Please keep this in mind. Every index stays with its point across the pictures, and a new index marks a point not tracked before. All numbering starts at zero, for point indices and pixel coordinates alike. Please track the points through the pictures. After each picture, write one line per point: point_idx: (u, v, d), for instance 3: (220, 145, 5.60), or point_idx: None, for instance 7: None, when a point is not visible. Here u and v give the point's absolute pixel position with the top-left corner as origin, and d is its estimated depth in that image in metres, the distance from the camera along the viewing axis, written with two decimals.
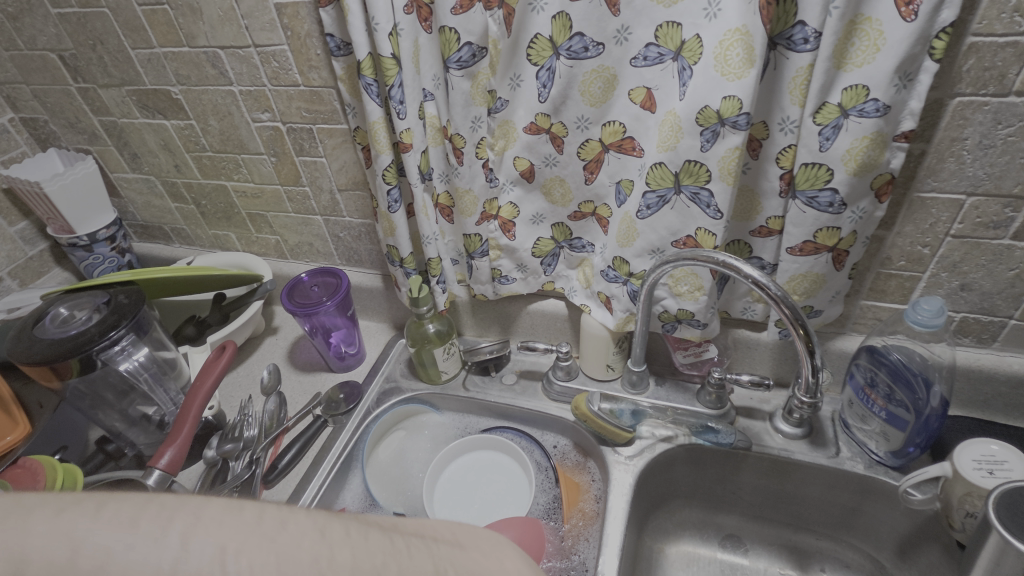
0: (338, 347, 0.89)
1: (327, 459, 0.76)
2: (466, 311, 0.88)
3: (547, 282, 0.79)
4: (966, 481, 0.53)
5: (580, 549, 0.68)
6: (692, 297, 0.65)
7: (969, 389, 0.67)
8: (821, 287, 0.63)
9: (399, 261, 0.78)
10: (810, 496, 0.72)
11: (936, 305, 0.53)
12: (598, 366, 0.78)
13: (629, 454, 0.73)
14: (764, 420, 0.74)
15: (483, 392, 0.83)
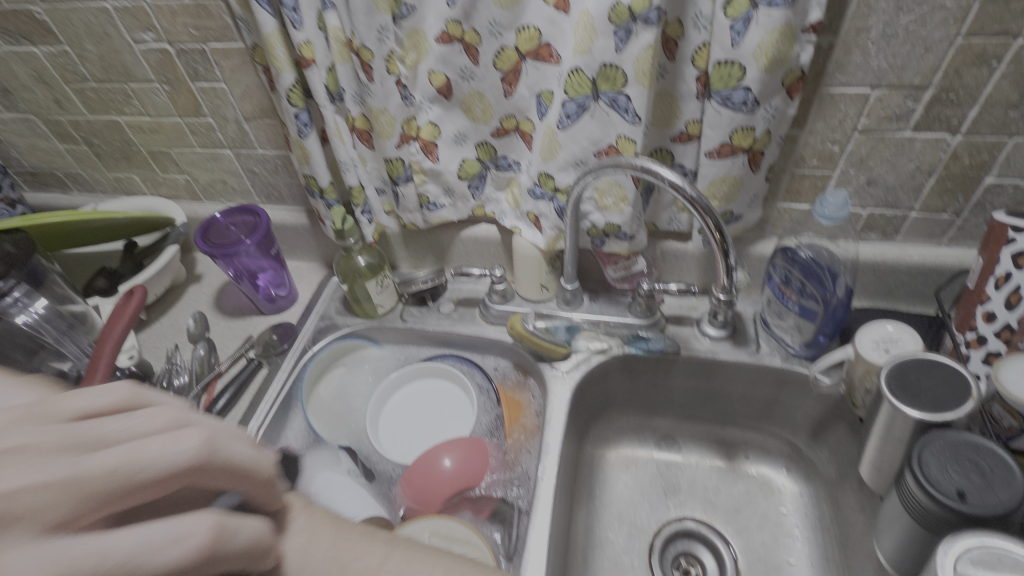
0: (267, 289, 0.85)
1: (264, 401, 0.75)
2: (398, 243, 0.85)
3: (477, 206, 0.78)
4: (866, 361, 0.57)
5: (522, 461, 0.71)
6: (618, 209, 0.66)
7: (875, 282, 0.71)
8: (739, 190, 0.64)
9: (319, 192, 0.74)
10: (735, 392, 0.77)
11: (841, 198, 0.55)
12: (532, 287, 0.78)
13: (566, 368, 0.75)
14: (691, 326, 0.77)
15: (421, 322, 0.83)
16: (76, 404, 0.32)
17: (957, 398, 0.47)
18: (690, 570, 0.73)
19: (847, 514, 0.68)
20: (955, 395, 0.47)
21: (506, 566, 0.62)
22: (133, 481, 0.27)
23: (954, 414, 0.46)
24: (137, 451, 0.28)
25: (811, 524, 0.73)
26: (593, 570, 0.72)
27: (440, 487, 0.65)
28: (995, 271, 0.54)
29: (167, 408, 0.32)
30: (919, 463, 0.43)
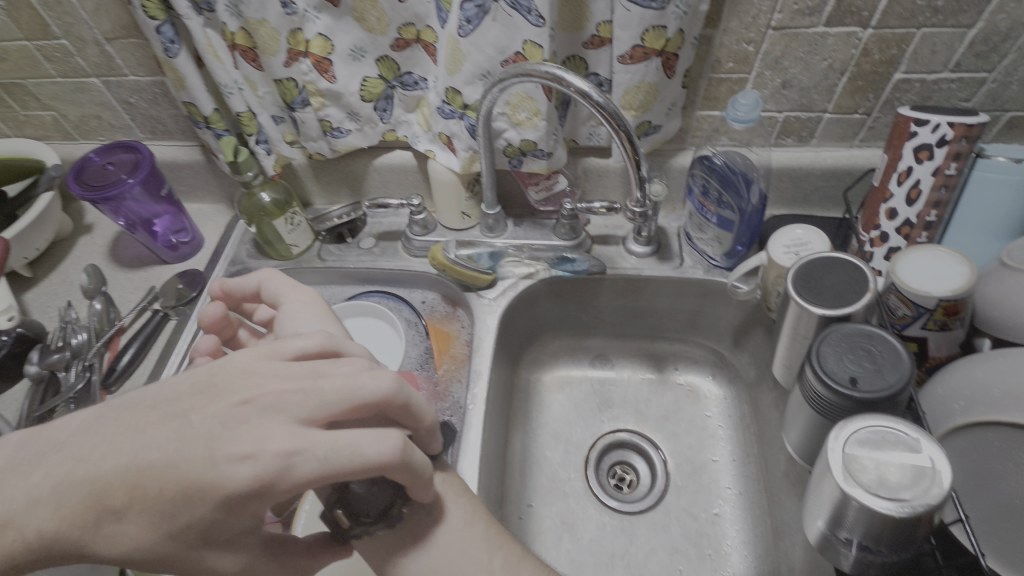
0: (167, 235, 0.78)
1: (175, 352, 0.71)
2: (308, 176, 0.79)
3: (387, 131, 0.72)
4: (778, 265, 0.58)
5: (454, 390, 0.70)
6: (531, 124, 0.62)
7: (791, 188, 0.72)
8: (655, 98, 0.61)
9: (204, 122, 0.67)
10: (662, 306, 0.78)
11: (752, 99, 0.54)
12: (452, 214, 0.74)
13: (493, 296, 0.73)
14: (617, 244, 0.76)
15: (341, 260, 0.79)
16: (294, 347, 0.41)
17: (856, 291, 0.49)
18: (625, 476, 0.76)
19: (764, 412, 0.72)
20: (854, 289, 0.49)
21: None
22: (344, 410, 0.37)
23: (852, 306, 0.48)
24: (347, 386, 0.38)
25: (733, 423, 0.77)
26: (531, 487, 0.75)
27: None
28: (898, 167, 0.55)
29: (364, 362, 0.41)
30: (817, 356, 0.45)
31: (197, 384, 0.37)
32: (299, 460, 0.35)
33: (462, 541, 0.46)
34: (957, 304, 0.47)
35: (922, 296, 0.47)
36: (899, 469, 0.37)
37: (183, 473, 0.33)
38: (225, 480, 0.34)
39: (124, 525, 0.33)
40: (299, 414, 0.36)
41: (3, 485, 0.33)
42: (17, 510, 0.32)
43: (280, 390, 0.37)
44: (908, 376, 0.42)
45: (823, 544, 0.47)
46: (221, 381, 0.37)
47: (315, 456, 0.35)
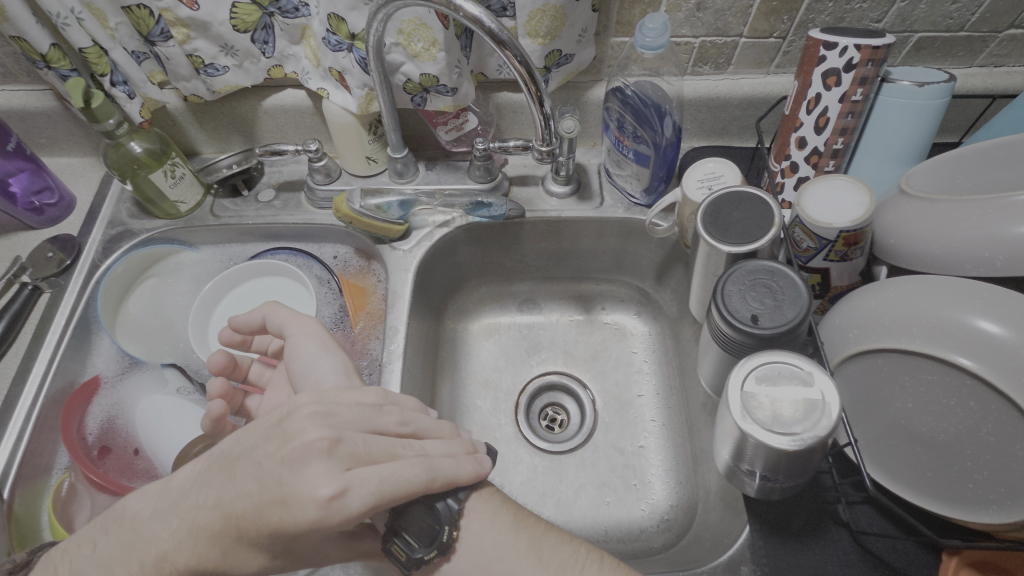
0: (27, 197, 0.68)
1: (52, 328, 0.64)
2: (189, 123, 0.70)
3: (273, 67, 0.63)
4: (691, 201, 0.57)
5: (372, 347, 0.67)
6: (430, 57, 0.56)
7: (709, 119, 0.70)
8: (563, 24, 0.56)
9: (43, 61, 0.56)
10: (586, 248, 0.76)
11: (660, 22, 0.50)
12: (357, 160, 0.68)
13: (408, 247, 0.69)
14: (537, 185, 0.73)
15: (238, 216, 0.72)
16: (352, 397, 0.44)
17: (762, 226, 0.48)
18: (557, 417, 0.77)
19: (685, 346, 0.73)
20: (760, 224, 0.48)
21: None
22: (384, 452, 0.41)
23: (758, 242, 0.47)
24: (385, 440, 0.42)
25: (657, 358, 0.78)
26: None
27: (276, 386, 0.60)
28: (808, 94, 0.54)
29: (401, 413, 0.45)
30: (722, 295, 0.44)
31: (268, 429, 0.40)
32: (347, 500, 0.37)
33: (496, 548, 0.44)
34: (856, 234, 0.48)
35: (824, 228, 0.47)
36: (793, 404, 0.37)
37: (266, 518, 0.36)
38: (294, 517, 0.36)
39: (243, 552, 0.37)
40: (347, 455, 0.39)
41: (152, 527, 0.38)
42: (167, 550, 0.37)
43: (329, 435, 0.39)
44: (806, 309, 0.42)
45: (729, 473, 0.49)
46: (282, 425, 0.40)
47: (365, 490, 0.37)
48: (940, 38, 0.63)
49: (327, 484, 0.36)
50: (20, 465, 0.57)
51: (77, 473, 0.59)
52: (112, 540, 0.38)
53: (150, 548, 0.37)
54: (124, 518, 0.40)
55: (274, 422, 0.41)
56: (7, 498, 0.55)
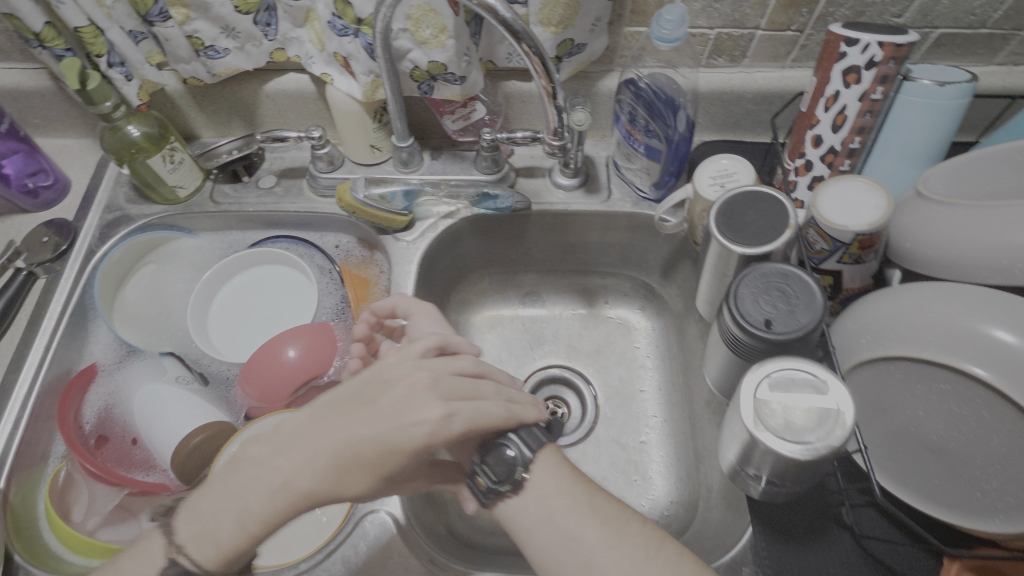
0: (22, 179, 0.67)
1: (47, 315, 0.63)
2: (189, 106, 0.68)
3: (275, 49, 0.61)
4: (703, 199, 0.56)
5: None
6: (438, 44, 0.54)
7: (721, 113, 0.69)
8: (577, 13, 0.55)
9: (36, 40, 0.54)
10: (592, 241, 0.75)
11: (678, 14, 0.48)
12: (361, 148, 0.67)
13: (412, 239, 0.68)
14: (543, 177, 0.72)
15: (239, 203, 0.70)
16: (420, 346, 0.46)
17: (776, 227, 0.47)
18: (558, 411, 0.77)
19: (690, 342, 0.72)
20: (774, 225, 0.47)
21: None
22: (470, 389, 0.43)
23: (772, 244, 0.46)
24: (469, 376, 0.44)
25: (660, 353, 0.78)
26: None
27: (283, 379, 0.61)
28: (826, 91, 0.52)
29: (472, 357, 0.46)
30: (735, 297, 0.43)
31: (366, 376, 0.42)
32: (454, 423, 0.40)
33: (558, 496, 0.43)
34: (871, 237, 0.47)
35: (840, 230, 0.46)
36: (805, 411, 0.37)
37: (383, 441, 0.38)
38: (408, 438, 0.38)
39: (357, 481, 0.38)
40: (446, 389, 0.41)
41: (273, 460, 0.39)
42: (290, 478, 0.38)
43: (427, 374, 0.42)
44: (821, 314, 0.41)
45: (734, 474, 0.49)
46: (380, 370, 0.43)
47: (464, 415, 0.40)
48: (961, 35, 0.61)
49: (436, 408, 0.39)
50: (15, 455, 0.56)
51: (74, 463, 0.58)
52: (235, 479, 0.39)
53: (276, 475, 0.38)
54: (244, 459, 0.40)
55: (372, 374, 0.42)
56: (3, 488, 0.55)
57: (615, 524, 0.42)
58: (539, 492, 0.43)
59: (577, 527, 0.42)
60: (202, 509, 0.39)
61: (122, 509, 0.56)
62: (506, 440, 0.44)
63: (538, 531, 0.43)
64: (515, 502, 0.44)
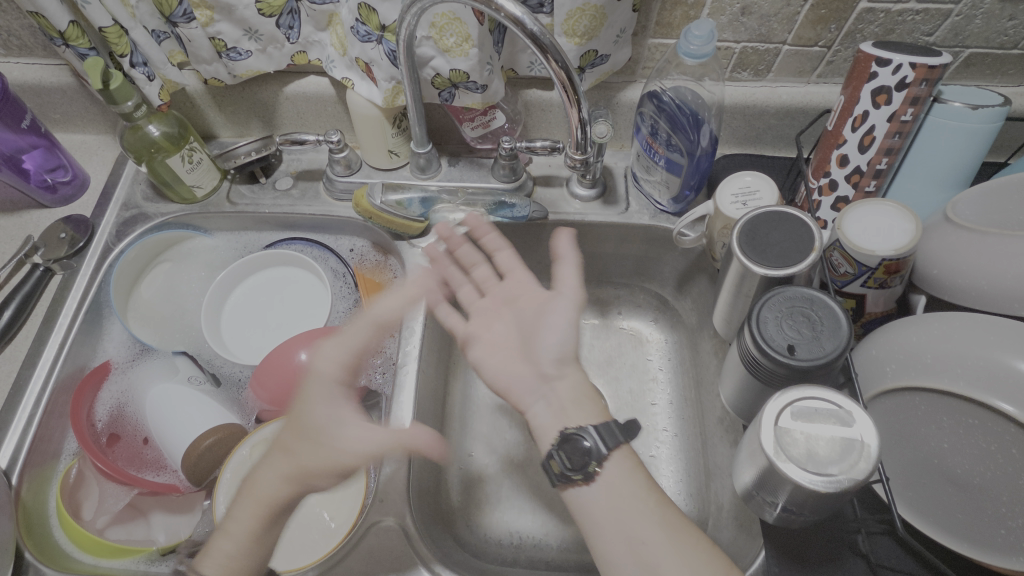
0: (41, 174, 0.67)
1: (63, 311, 0.63)
2: (208, 106, 0.68)
3: (297, 52, 0.61)
4: (724, 217, 0.55)
5: (387, 346, 0.67)
6: (461, 52, 0.54)
7: (743, 127, 0.68)
8: (602, 24, 0.54)
9: (61, 39, 0.54)
10: (608, 252, 0.75)
11: (707, 30, 0.47)
12: (379, 154, 0.67)
13: (427, 245, 0.68)
14: (561, 186, 0.71)
15: (255, 204, 0.70)
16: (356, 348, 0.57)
17: (801, 250, 0.46)
18: None
19: (703, 358, 0.71)
20: (799, 247, 0.46)
21: None
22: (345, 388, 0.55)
23: (796, 267, 0.46)
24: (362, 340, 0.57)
25: (672, 367, 0.77)
26: (472, 436, 0.73)
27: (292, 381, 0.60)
28: (854, 110, 0.52)
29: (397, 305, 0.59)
30: (757, 320, 0.43)
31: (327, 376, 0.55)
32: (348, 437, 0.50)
33: (628, 499, 0.45)
34: (898, 263, 0.46)
35: (866, 255, 0.46)
36: (829, 443, 0.36)
37: (315, 465, 0.50)
38: (337, 445, 0.50)
39: (321, 476, 0.50)
40: (344, 396, 0.54)
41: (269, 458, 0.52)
42: (252, 479, 0.51)
43: (337, 368, 0.55)
44: (846, 343, 0.40)
45: (748, 497, 0.48)
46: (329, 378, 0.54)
47: (352, 448, 0.49)
48: (992, 55, 0.60)
49: (353, 414, 0.52)
50: (29, 451, 0.57)
51: (85, 460, 0.58)
52: (243, 505, 0.50)
53: (265, 483, 0.51)
54: (258, 485, 0.51)
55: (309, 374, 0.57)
56: (16, 484, 0.55)
57: (683, 536, 0.43)
58: (611, 486, 0.46)
59: (640, 533, 0.43)
60: (220, 543, 0.48)
61: (132, 509, 0.56)
62: (586, 433, 0.48)
63: (605, 529, 0.44)
64: (584, 492, 0.46)
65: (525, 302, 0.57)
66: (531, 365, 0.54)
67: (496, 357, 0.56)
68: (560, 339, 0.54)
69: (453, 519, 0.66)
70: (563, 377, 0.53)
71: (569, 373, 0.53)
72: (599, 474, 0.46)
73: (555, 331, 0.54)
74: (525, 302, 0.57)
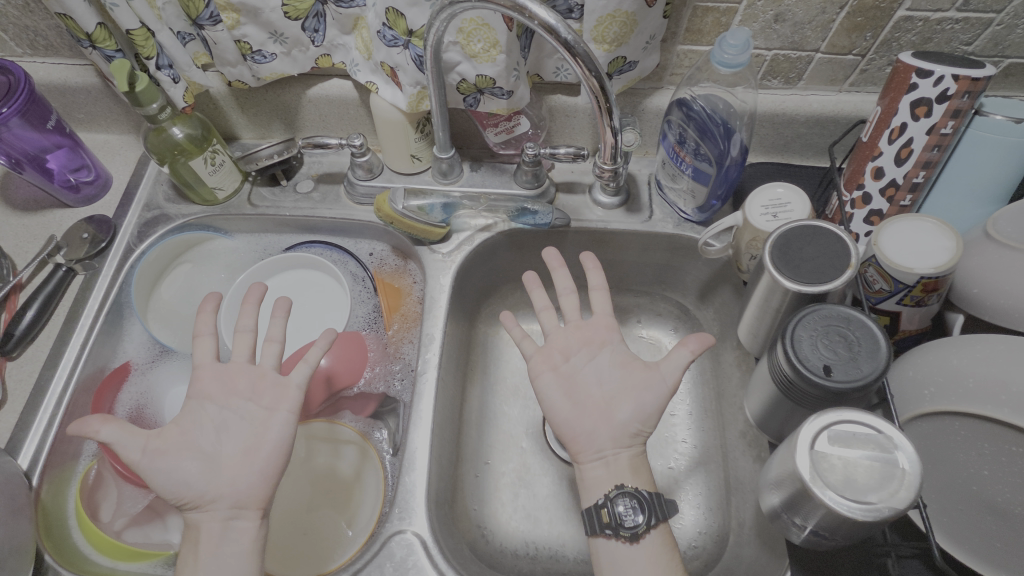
0: (65, 174, 0.67)
1: (85, 311, 0.63)
2: (231, 107, 0.68)
3: (321, 56, 0.61)
4: (753, 229, 0.54)
5: (406, 352, 0.66)
6: (488, 59, 0.53)
7: (771, 135, 0.67)
8: (632, 31, 0.53)
9: (88, 41, 0.54)
10: (629, 260, 0.74)
11: (743, 39, 0.46)
12: (401, 158, 0.66)
13: (447, 251, 0.67)
14: (583, 194, 0.70)
15: (276, 207, 0.70)
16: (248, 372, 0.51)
17: (836, 266, 0.45)
18: None
19: (725, 369, 0.70)
20: (834, 264, 0.45)
21: (390, 460, 0.62)
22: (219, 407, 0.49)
23: (831, 283, 0.44)
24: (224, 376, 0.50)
25: (693, 378, 0.76)
26: (487, 444, 0.72)
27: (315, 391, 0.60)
28: (891, 122, 0.50)
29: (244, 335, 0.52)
30: (792, 339, 0.42)
31: None
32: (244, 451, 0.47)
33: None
34: (937, 281, 0.44)
35: (904, 272, 0.44)
36: (868, 469, 0.36)
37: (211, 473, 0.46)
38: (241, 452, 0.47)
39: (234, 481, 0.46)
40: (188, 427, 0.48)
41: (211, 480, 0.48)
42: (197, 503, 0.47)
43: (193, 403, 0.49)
44: (884, 366, 0.39)
45: (774, 518, 0.47)
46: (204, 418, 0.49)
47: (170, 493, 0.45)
48: None
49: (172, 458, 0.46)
50: (49, 452, 0.57)
51: (104, 462, 0.58)
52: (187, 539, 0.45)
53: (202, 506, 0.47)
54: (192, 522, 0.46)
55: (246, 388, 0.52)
56: (36, 485, 0.55)
57: None
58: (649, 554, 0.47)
59: None
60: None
61: (150, 510, 0.56)
62: (638, 493, 0.49)
63: None
64: (622, 550, 0.47)
65: (614, 362, 0.54)
66: (606, 422, 0.51)
67: (568, 391, 0.53)
68: (639, 413, 0.51)
69: (468, 528, 0.65)
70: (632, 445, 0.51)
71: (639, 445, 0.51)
72: (643, 538, 0.47)
73: (640, 409, 0.51)
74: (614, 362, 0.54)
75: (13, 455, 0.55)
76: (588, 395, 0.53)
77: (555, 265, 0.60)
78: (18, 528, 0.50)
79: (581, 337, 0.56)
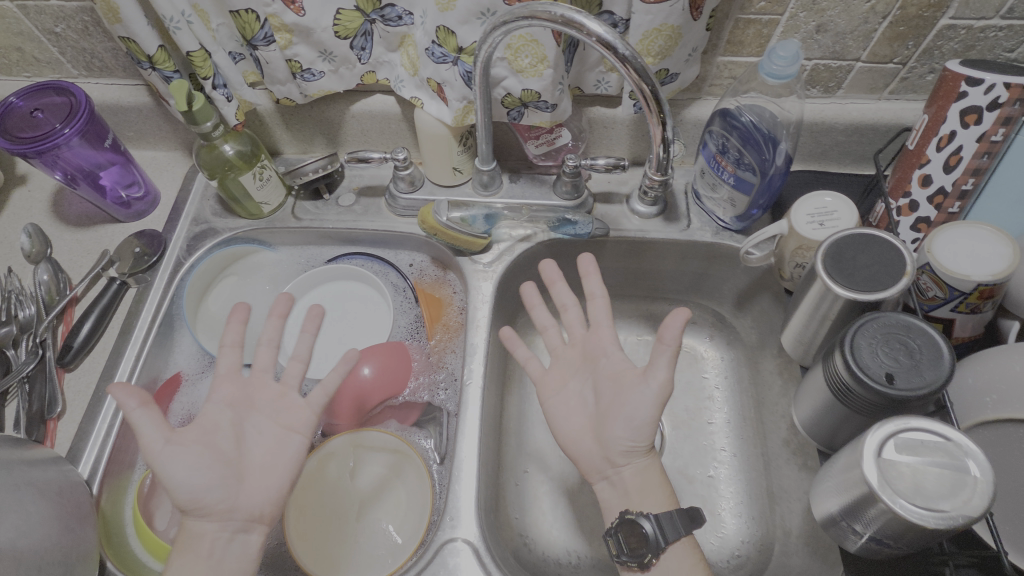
0: (116, 190, 0.70)
1: (138, 323, 0.65)
2: (275, 123, 0.70)
3: (366, 73, 0.62)
4: (799, 236, 0.54)
5: (448, 362, 0.67)
6: (535, 73, 0.54)
7: (810, 144, 0.67)
8: (676, 44, 0.54)
9: (148, 62, 0.56)
10: (666, 269, 0.74)
11: (792, 51, 0.47)
12: (443, 170, 0.67)
13: (488, 262, 0.68)
14: (620, 203, 0.71)
15: (319, 220, 0.71)
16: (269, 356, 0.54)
17: (891, 274, 0.45)
18: None
19: (765, 377, 0.70)
20: (890, 271, 0.45)
21: (437, 469, 0.62)
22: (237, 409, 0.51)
23: (886, 292, 0.45)
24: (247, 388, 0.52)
25: (730, 386, 0.75)
26: (527, 452, 0.73)
27: (367, 395, 0.62)
28: (940, 130, 0.50)
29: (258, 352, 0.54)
30: (851, 346, 0.42)
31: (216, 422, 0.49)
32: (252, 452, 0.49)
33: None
34: (993, 288, 0.44)
35: (960, 279, 0.45)
36: (938, 477, 0.36)
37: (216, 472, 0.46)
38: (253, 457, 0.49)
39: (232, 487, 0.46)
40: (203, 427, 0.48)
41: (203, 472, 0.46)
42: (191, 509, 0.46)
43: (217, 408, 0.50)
44: (948, 374, 0.40)
45: (831, 526, 0.47)
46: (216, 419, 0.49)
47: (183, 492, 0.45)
48: None
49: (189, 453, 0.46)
50: (107, 462, 0.58)
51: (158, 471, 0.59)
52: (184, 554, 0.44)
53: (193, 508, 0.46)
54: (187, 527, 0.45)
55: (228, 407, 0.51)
56: (96, 494, 0.56)
57: None
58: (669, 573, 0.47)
59: None
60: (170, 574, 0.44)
61: None
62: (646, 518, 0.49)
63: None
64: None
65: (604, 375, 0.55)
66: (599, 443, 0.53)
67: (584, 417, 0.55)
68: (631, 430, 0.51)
69: (510, 536, 0.65)
70: (620, 465, 0.52)
71: (639, 462, 0.52)
72: (655, 564, 0.48)
73: (631, 420, 0.51)
74: (607, 376, 0.55)
75: (75, 464, 0.57)
76: (584, 414, 0.55)
77: (552, 280, 0.61)
78: (83, 537, 0.51)
79: (582, 359, 0.58)
